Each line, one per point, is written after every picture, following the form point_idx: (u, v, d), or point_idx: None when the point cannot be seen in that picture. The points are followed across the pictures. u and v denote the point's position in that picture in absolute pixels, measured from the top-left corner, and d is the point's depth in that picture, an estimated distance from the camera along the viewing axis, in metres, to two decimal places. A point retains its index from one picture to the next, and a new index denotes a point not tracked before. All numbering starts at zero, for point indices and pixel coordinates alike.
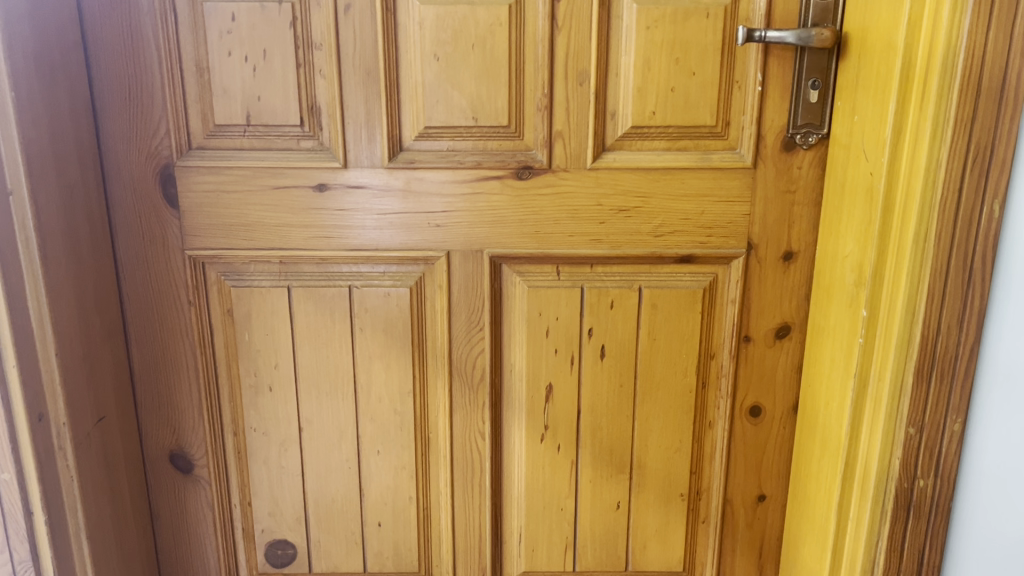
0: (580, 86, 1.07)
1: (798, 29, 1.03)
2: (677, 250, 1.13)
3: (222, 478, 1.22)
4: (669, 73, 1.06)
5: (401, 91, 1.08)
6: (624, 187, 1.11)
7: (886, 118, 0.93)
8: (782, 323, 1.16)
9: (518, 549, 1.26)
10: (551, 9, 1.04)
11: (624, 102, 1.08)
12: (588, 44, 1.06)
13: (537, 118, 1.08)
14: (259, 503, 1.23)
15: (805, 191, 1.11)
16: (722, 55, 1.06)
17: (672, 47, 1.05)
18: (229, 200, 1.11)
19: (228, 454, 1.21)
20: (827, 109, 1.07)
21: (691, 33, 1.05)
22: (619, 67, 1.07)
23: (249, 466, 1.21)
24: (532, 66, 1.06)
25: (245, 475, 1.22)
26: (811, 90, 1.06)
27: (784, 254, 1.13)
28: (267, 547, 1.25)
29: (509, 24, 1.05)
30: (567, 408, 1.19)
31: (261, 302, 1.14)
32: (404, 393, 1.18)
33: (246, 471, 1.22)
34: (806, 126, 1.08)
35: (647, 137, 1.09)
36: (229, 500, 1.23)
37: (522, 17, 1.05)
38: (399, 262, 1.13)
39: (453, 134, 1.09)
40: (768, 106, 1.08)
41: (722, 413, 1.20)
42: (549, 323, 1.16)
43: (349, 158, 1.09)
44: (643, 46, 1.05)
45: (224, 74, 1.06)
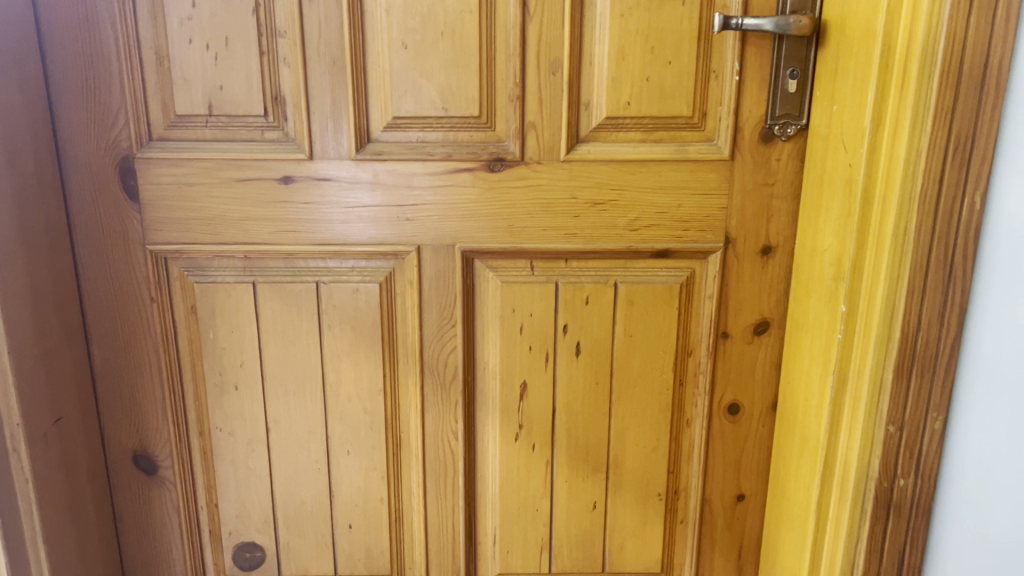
0: (553, 76, 1.04)
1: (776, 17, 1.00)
2: (653, 245, 1.10)
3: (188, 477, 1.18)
4: (644, 62, 1.03)
5: (369, 80, 1.04)
6: (599, 180, 1.08)
7: (865, 107, 0.90)
8: (760, 319, 1.14)
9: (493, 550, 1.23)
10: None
11: (599, 92, 1.05)
12: (560, 33, 1.02)
13: (509, 108, 1.05)
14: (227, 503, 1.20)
15: (783, 184, 1.08)
16: (699, 44, 1.03)
17: (646, 36, 1.03)
18: (191, 193, 1.07)
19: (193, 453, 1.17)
20: (805, 100, 1.05)
21: (666, 21, 1.02)
22: (593, 56, 1.04)
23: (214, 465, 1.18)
24: (503, 55, 1.03)
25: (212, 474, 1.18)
26: (790, 80, 1.04)
27: (762, 249, 1.11)
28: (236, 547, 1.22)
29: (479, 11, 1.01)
30: (541, 407, 1.16)
31: (226, 298, 1.10)
32: (374, 392, 1.15)
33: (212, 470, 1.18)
34: (784, 117, 1.05)
35: (622, 129, 1.06)
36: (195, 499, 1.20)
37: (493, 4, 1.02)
38: (368, 257, 1.10)
39: (423, 125, 1.06)
40: (745, 96, 1.05)
41: (699, 411, 1.17)
42: (523, 319, 1.13)
43: (315, 150, 1.06)
44: (617, 34, 1.02)
45: (185, 62, 1.02)
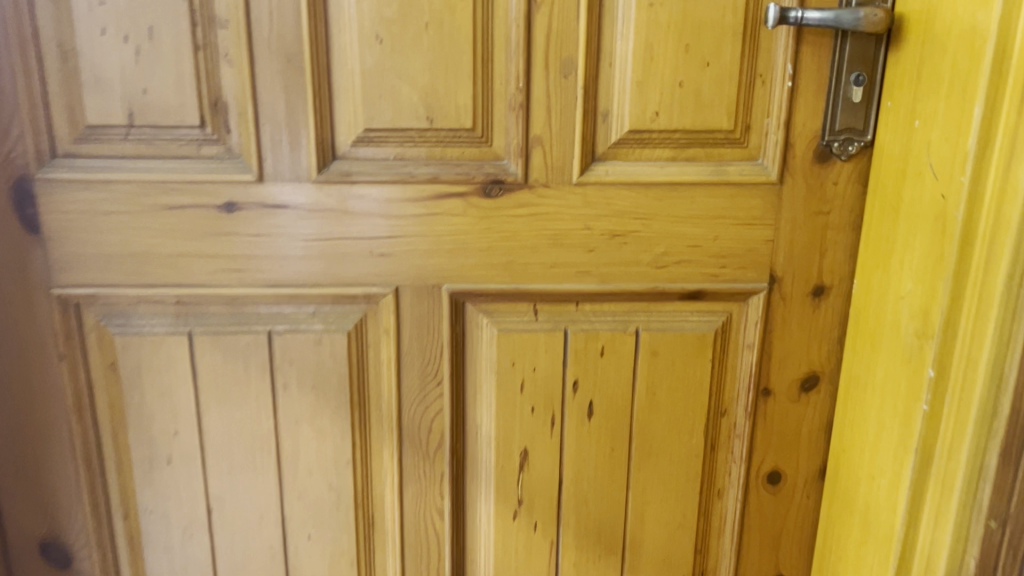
0: (565, 79, 0.84)
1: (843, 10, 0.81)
2: (683, 285, 0.91)
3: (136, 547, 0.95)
4: (677, 64, 0.84)
5: (333, 82, 0.83)
6: (618, 207, 0.88)
7: (967, 124, 0.71)
8: (808, 372, 0.95)
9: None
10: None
11: (620, 99, 0.85)
12: (573, 25, 0.82)
13: (509, 119, 0.85)
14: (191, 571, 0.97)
15: (840, 212, 0.89)
16: (744, 42, 0.84)
17: (680, 30, 0.83)
18: (108, 224, 0.85)
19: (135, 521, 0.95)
20: (872, 111, 0.85)
21: (705, 12, 0.82)
22: (613, 55, 0.84)
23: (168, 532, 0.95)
24: (502, 53, 0.83)
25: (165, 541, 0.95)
26: (854, 87, 0.84)
27: (813, 289, 0.92)
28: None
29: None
30: (544, 478, 0.96)
31: (155, 353, 0.89)
32: (340, 464, 0.94)
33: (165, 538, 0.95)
34: (845, 132, 0.86)
35: (648, 145, 0.87)
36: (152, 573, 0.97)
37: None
38: (333, 300, 0.89)
39: (402, 139, 0.85)
40: (799, 106, 0.86)
41: (734, 480, 0.98)
42: (524, 375, 0.93)
43: (265, 170, 0.84)
44: (643, 28, 0.82)
45: (97, 58, 0.80)
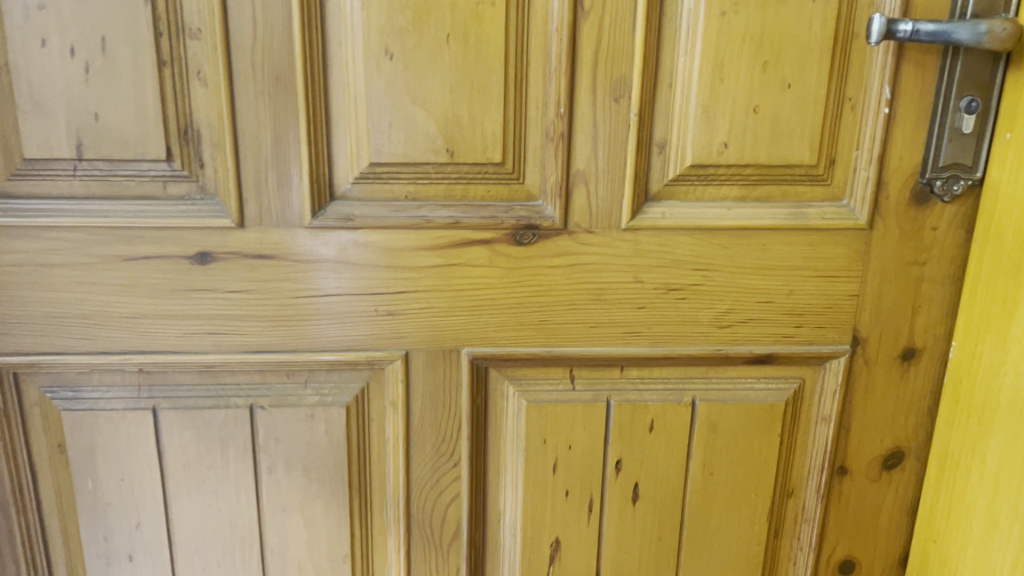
0: (615, 104, 0.69)
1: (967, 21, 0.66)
2: (749, 348, 0.76)
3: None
4: (752, 86, 0.69)
5: (331, 106, 0.68)
6: (675, 256, 0.73)
7: None
8: (892, 448, 0.80)
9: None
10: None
11: (680, 128, 0.70)
12: (627, 39, 0.67)
13: (547, 151, 0.70)
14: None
15: (938, 262, 0.75)
16: (832, 60, 0.69)
17: (757, 45, 0.68)
18: (52, 278, 0.69)
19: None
20: (982, 145, 0.70)
21: (787, 24, 0.68)
22: (674, 75, 0.69)
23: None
24: (540, 71, 0.68)
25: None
26: (964, 115, 0.70)
27: (902, 352, 0.77)
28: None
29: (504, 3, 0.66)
30: (579, 572, 0.82)
31: (112, 432, 0.73)
32: (337, 560, 0.79)
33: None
34: (950, 169, 0.72)
35: (713, 183, 0.72)
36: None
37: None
38: (329, 369, 0.73)
39: (415, 174, 0.69)
40: (895, 137, 0.71)
41: (800, 571, 0.83)
42: (558, 454, 0.78)
43: (248, 213, 0.69)
44: (712, 42, 0.68)
45: (36, 75, 0.64)
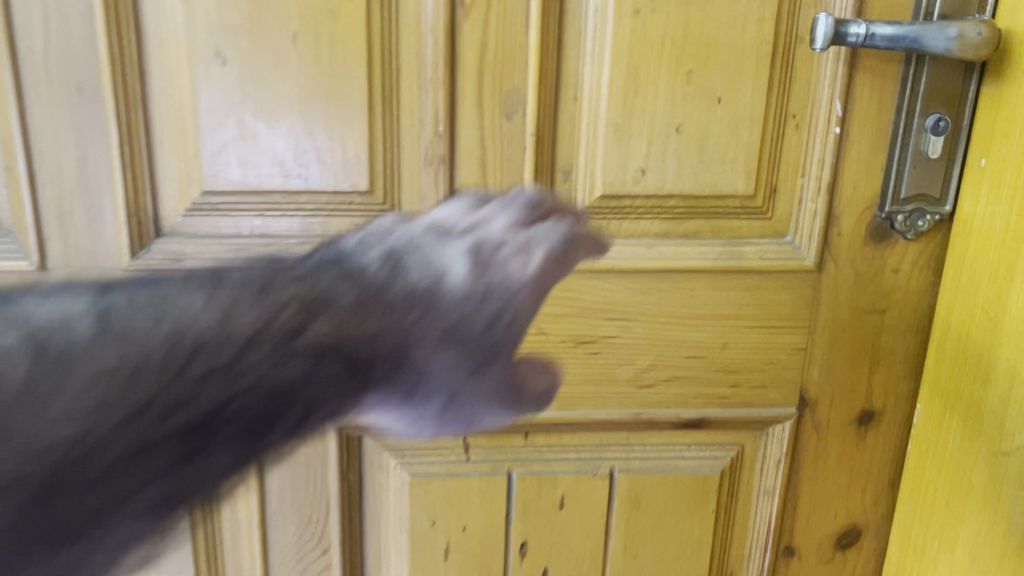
0: (508, 121, 0.56)
1: (936, 23, 0.54)
2: (677, 411, 0.64)
3: (194, 455, 0.28)
4: (673, 100, 0.56)
5: (152, 122, 0.54)
6: (585, 303, 0.61)
7: None
8: (848, 525, 0.69)
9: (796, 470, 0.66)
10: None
11: (589, 151, 0.57)
12: (519, 40, 0.55)
13: (425, 177, 0.57)
14: (370, 368, 0.53)
15: (900, 311, 0.63)
16: (772, 68, 0.57)
17: (679, 51, 0.55)
18: None
19: (433, 246, 0.36)
20: (953, 172, 0.58)
21: (715, 24, 0.55)
22: (578, 86, 0.56)
23: (444, 375, 0.36)
24: (413, 82, 0.55)
25: (271, 321, 0.30)
26: (930, 137, 0.58)
27: (858, 415, 0.66)
28: (487, 398, 0.40)
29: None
30: None
31: None
32: None
33: (281, 354, 0.30)
34: (914, 202, 0.60)
35: (629, 216, 0.59)
36: (278, 370, 0.30)
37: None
38: None
39: (261, 206, 0.56)
40: (848, 163, 0.59)
41: None
42: (451, 536, 0.65)
43: (53, 251, 0.56)
44: (624, 46, 0.55)
45: None
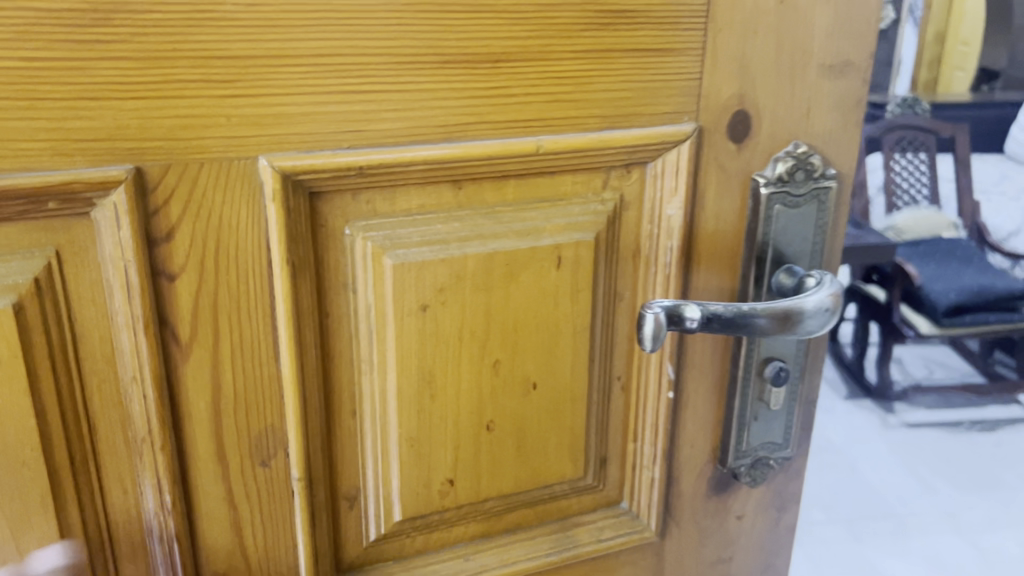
0: (263, 467, 0.44)
1: (789, 303, 0.47)
2: None
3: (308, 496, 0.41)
4: (486, 393, 0.48)
5: None
6: None
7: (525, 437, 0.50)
8: None
9: (798, 503, 0.60)
10: (161, 244, 0.38)
11: (377, 474, 0.47)
12: (266, 358, 0.42)
13: (155, 548, 0.43)
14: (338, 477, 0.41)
15: (743, 540, 0.59)
16: (579, 339, 0.49)
17: (480, 343, 0.47)
18: None
19: None
20: (788, 414, 0.55)
21: (511, 305, 0.47)
22: (356, 398, 0.45)
23: None
24: (117, 430, 0.41)
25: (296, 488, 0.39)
26: (772, 387, 0.53)
27: None
28: None
29: (38, 263, 0.37)
30: None
31: None
32: None
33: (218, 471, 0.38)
34: (754, 452, 0.55)
35: (457, 525, 0.50)
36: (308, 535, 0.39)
37: (85, 247, 0.38)
38: None
39: None
40: (685, 420, 0.53)
41: None
42: None
43: None
44: (412, 343, 0.45)
45: None
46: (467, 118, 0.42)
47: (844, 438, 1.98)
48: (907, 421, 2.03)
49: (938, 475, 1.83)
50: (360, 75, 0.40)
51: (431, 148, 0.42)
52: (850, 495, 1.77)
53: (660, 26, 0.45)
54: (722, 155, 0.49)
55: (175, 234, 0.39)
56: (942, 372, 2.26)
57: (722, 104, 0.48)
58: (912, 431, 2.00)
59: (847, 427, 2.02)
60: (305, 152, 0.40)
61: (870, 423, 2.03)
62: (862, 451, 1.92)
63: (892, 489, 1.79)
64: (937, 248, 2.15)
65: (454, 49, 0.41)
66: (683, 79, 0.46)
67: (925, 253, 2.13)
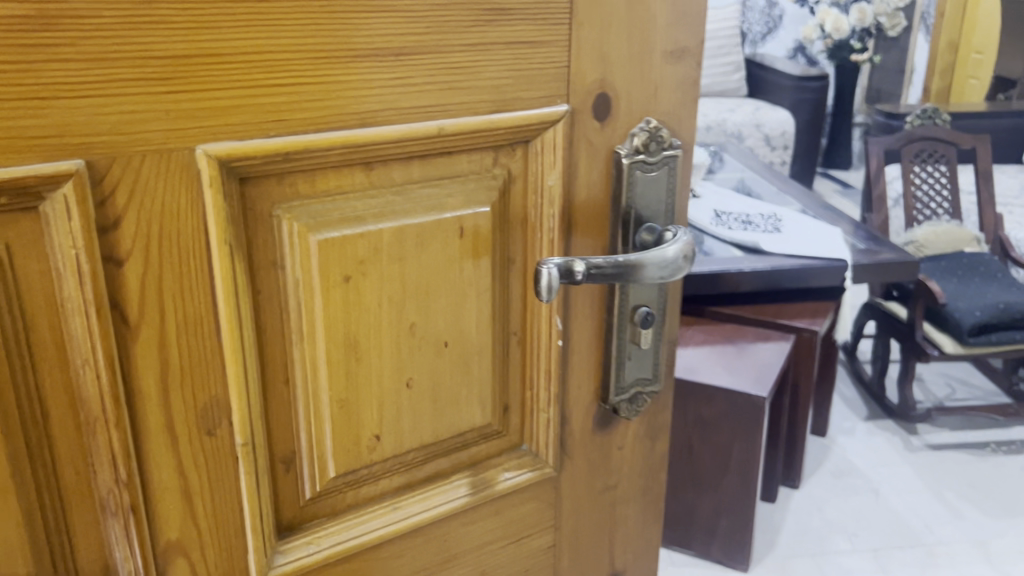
0: (211, 436, 0.47)
1: (653, 254, 0.55)
2: None
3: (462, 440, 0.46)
4: (405, 353, 0.53)
5: None
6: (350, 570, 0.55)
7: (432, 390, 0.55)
8: None
9: (665, 432, 0.69)
10: (112, 233, 0.41)
11: (313, 436, 0.52)
12: (210, 333, 0.46)
13: (111, 522, 0.45)
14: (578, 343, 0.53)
15: (624, 468, 0.67)
16: (481, 299, 0.56)
17: (398, 308, 0.52)
18: None
19: None
20: (656, 353, 0.64)
21: (423, 272, 0.53)
22: (289, 367, 0.50)
23: None
24: (73, 411, 0.43)
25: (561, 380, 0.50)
26: (643, 330, 0.61)
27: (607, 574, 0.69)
28: None
29: None
30: None
31: None
32: None
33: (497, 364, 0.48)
34: (632, 387, 0.64)
35: (383, 477, 0.56)
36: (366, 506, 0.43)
37: (36, 239, 0.40)
38: None
39: None
40: (573, 365, 0.61)
41: None
42: None
43: None
44: (338, 312, 0.50)
45: None
46: (379, 106, 0.48)
47: (869, 461, 1.85)
48: (931, 442, 1.90)
49: (965, 499, 1.72)
50: (284, 70, 0.44)
51: (348, 134, 0.47)
52: (878, 522, 1.65)
53: (536, 21, 0.52)
54: (589, 132, 0.57)
55: (124, 223, 0.42)
56: (963, 390, 2.10)
57: (587, 89, 0.56)
58: (936, 453, 1.87)
59: (870, 452, 1.88)
60: (238, 142, 0.44)
61: (892, 445, 1.90)
62: (889, 476, 1.79)
63: (917, 511, 1.69)
64: (959, 266, 2.01)
65: (365, 44, 0.46)
66: (554, 68, 0.54)
67: (946, 269, 2.00)
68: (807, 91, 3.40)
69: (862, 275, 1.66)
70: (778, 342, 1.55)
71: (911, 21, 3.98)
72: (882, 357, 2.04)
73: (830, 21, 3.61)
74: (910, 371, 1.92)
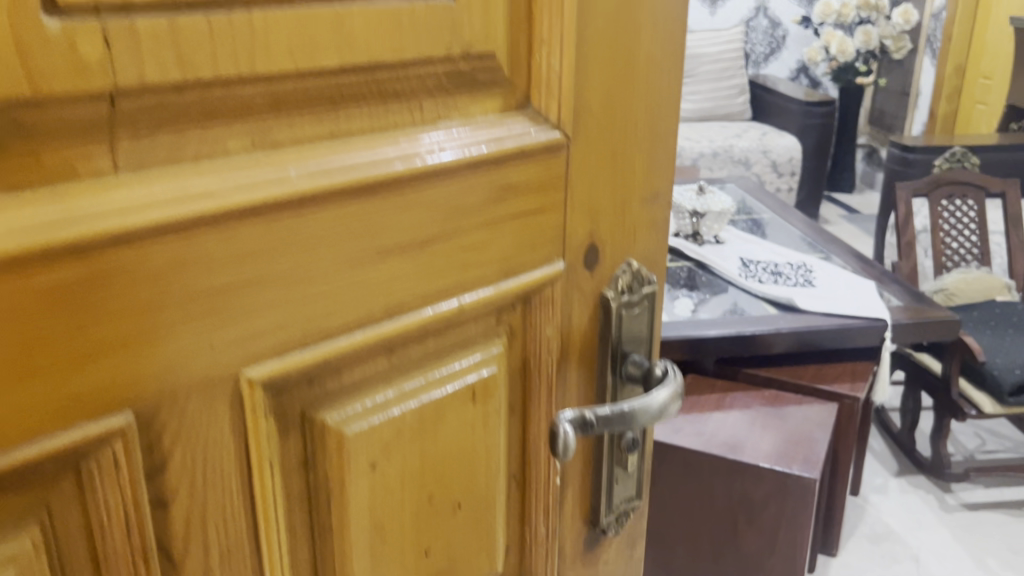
0: None
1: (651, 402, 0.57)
2: None
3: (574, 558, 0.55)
4: (426, 523, 0.53)
5: None
6: None
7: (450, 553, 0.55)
8: None
9: (643, 538, 0.72)
10: (156, 477, 0.39)
11: None
12: (248, 552, 0.44)
13: None
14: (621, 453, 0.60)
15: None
16: (489, 453, 0.57)
17: (419, 482, 0.52)
18: None
19: None
20: (639, 471, 0.67)
21: (438, 442, 0.53)
22: (318, 560, 0.49)
23: None
24: None
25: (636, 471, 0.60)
26: (630, 455, 0.65)
27: None
28: None
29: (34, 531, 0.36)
30: None
31: None
32: None
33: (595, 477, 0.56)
34: (618, 506, 0.66)
35: None
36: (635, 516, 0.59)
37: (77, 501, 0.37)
38: None
39: None
40: (567, 497, 0.63)
41: None
42: None
43: None
44: (365, 501, 0.49)
45: None
46: (404, 297, 0.48)
47: (902, 522, 1.95)
48: (966, 501, 2.02)
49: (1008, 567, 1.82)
50: (320, 280, 0.43)
51: (376, 328, 0.47)
52: None
53: (539, 190, 0.54)
54: (581, 281, 0.59)
55: (166, 465, 0.40)
56: (993, 442, 2.24)
57: (579, 243, 0.58)
58: (971, 513, 1.99)
59: (904, 512, 1.98)
60: (276, 361, 0.42)
61: (927, 505, 2.01)
62: (924, 537, 1.90)
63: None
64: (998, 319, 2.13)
65: (392, 241, 0.46)
66: (553, 230, 0.55)
67: (982, 322, 2.12)
68: (813, 114, 3.58)
69: (900, 335, 1.72)
70: (825, 408, 1.60)
71: (917, 43, 4.32)
72: (912, 411, 2.18)
73: (836, 44, 3.78)
74: (945, 428, 2.03)
